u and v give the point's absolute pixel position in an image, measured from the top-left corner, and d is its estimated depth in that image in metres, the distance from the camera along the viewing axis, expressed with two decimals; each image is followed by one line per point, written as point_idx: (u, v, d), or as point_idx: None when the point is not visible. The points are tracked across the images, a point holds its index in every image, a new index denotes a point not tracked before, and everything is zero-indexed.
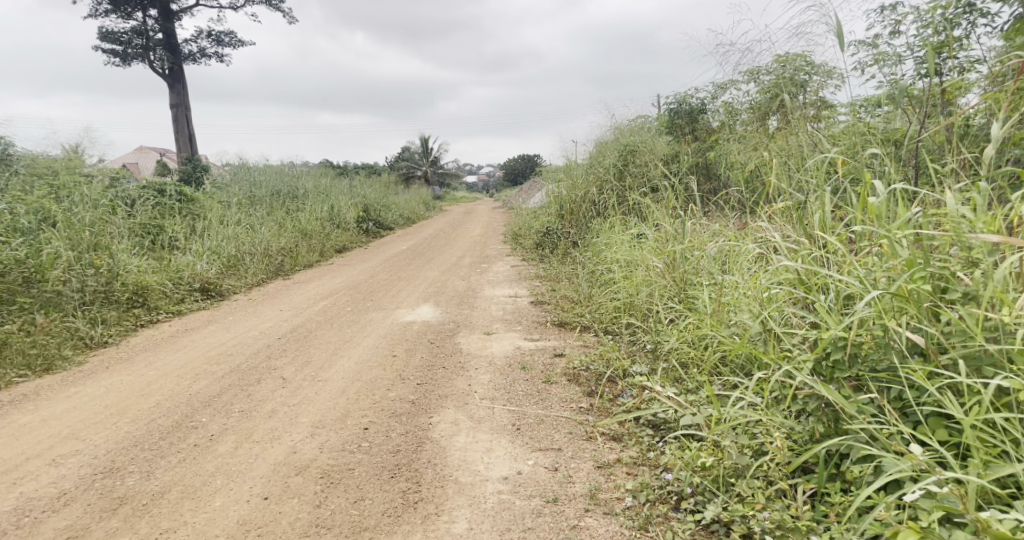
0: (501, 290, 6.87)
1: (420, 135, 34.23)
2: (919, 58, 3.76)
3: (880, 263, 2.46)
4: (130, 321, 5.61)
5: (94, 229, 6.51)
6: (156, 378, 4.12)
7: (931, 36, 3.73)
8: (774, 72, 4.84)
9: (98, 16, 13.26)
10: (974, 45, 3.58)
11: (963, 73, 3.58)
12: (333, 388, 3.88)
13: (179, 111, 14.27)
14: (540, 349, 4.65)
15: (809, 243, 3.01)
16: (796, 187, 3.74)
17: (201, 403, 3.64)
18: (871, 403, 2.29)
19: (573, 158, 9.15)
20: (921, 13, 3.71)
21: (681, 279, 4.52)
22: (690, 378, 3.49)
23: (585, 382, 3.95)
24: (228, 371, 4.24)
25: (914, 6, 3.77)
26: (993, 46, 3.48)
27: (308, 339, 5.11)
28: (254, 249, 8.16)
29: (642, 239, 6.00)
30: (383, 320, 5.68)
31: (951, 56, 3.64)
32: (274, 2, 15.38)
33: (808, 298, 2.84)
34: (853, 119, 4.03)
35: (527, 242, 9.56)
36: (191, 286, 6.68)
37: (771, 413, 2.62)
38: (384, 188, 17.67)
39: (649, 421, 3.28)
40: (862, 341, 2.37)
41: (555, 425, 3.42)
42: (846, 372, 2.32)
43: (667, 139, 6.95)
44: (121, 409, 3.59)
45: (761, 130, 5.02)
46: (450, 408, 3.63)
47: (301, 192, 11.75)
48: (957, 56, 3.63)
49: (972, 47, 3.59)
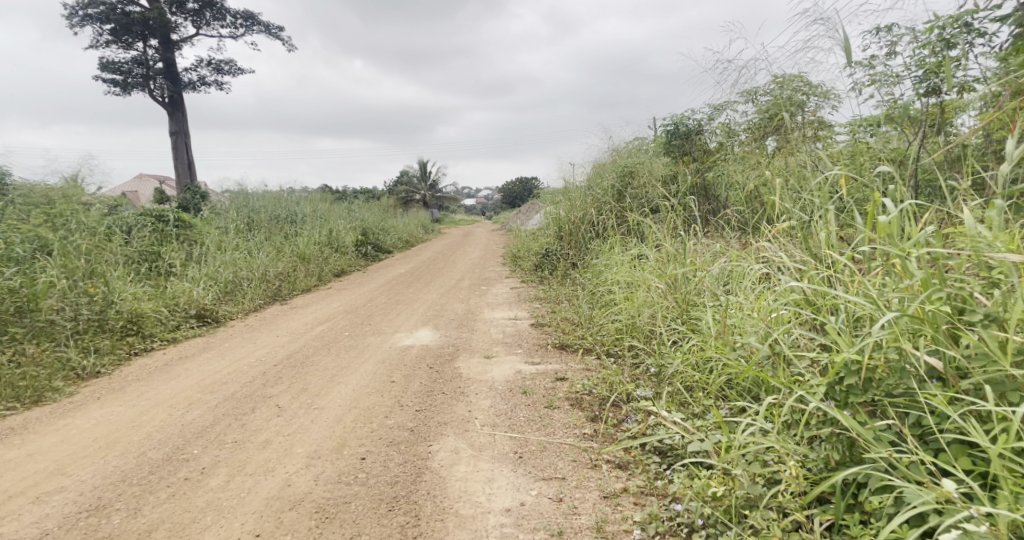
0: (501, 312, 6.77)
1: (419, 160, 34.39)
2: (917, 78, 3.73)
3: (893, 284, 2.38)
4: (123, 350, 5.51)
5: (90, 257, 6.45)
6: (148, 408, 4.01)
7: (928, 57, 3.70)
8: (772, 94, 4.83)
9: (99, 47, 13.37)
10: (972, 65, 3.55)
11: (962, 92, 3.53)
12: (330, 416, 3.77)
13: (178, 139, 14.27)
14: (541, 373, 4.55)
15: (814, 263, 2.94)
16: (798, 206, 3.68)
17: (193, 434, 3.54)
18: (889, 430, 2.19)
19: (571, 180, 9.12)
20: (917, 33, 3.69)
21: (684, 300, 4.43)
22: (696, 403, 3.40)
23: (588, 407, 3.85)
24: (222, 400, 4.13)
25: (911, 27, 3.75)
26: (990, 67, 3.43)
27: (305, 365, 5.01)
28: (252, 274, 8.08)
29: (642, 260, 5.94)
30: (381, 345, 5.58)
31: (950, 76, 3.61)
32: (273, 31, 15.53)
33: (817, 319, 2.77)
34: (853, 139, 3.99)
35: (527, 264, 9.49)
36: (187, 313, 6.58)
37: (783, 439, 2.52)
38: (383, 212, 17.65)
39: (656, 447, 3.18)
40: (876, 365, 2.28)
41: (558, 453, 3.32)
42: (862, 397, 2.23)
43: (665, 160, 6.92)
44: (110, 442, 3.48)
45: (760, 150, 4.98)
46: (450, 436, 3.52)
47: (299, 216, 11.69)
48: (956, 76, 3.60)
49: (970, 67, 3.56)
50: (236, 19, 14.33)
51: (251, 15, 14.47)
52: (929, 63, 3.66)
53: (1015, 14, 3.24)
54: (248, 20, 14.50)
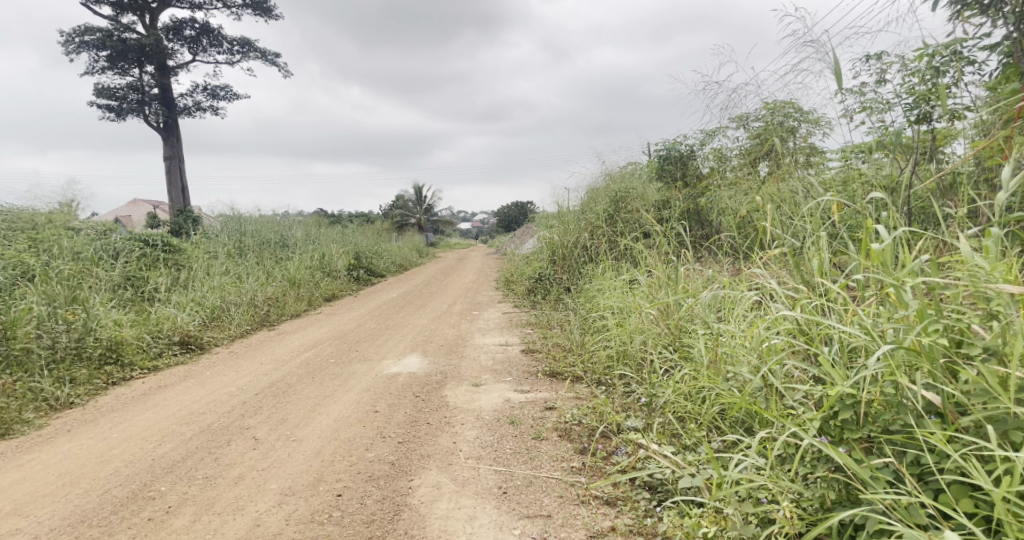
0: (492, 338, 6.64)
1: (414, 184, 34.46)
2: (907, 106, 3.68)
3: (888, 314, 2.28)
4: (101, 379, 5.35)
5: (72, 283, 6.32)
6: (119, 442, 3.86)
7: (917, 85, 3.67)
8: (764, 119, 4.79)
9: (95, 73, 13.37)
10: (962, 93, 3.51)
11: (952, 121, 3.49)
12: (308, 449, 3.63)
13: (173, 164, 14.18)
14: (530, 402, 4.41)
15: (807, 291, 2.84)
16: (791, 232, 3.60)
17: (163, 469, 3.39)
18: (886, 468, 2.08)
19: (565, 204, 9.07)
20: (906, 61, 3.66)
21: (676, 327, 4.32)
22: (688, 435, 3.29)
23: (577, 438, 3.71)
24: (196, 432, 3.98)
25: (900, 56, 3.72)
26: (980, 95, 3.40)
27: (286, 394, 4.86)
28: (239, 299, 7.93)
29: (635, 285, 5.84)
30: (368, 372, 5.44)
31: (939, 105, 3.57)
32: (269, 58, 15.59)
33: (810, 348, 2.67)
34: (844, 165, 3.92)
35: (520, 289, 9.38)
36: (171, 339, 6.42)
37: (776, 476, 2.40)
38: (377, 236, 17.55)
39: (646, 482, 3.06)
40: (872, 399, 2.17)
41: (545, 487, 3.18)
42: (857, 433, 2.12)
43: (658, 186, 6.87)
44: (74, 479, 3.32)
45: (752, 176, 4.92)
46: (432, 470, 3.38)
47: (290, 240, 11.58)
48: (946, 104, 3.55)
49: (959, 95, 3.52)
50: (232, 45, 14.35)
51: (248, 42, 14.51)
52: (918, 91, 3.63)
53: (1004, 42, 3.21)
54: (245, 46, 14.54)
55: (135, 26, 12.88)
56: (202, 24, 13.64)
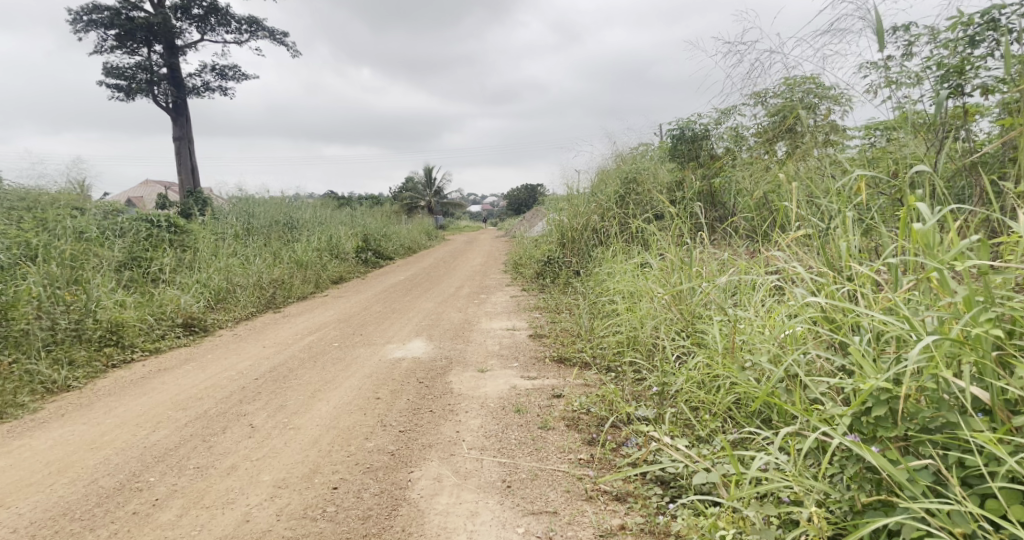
0: (499, 322, 6.48)
1: (424, 167, 34.26)
2: (936, 80, 3.42)
3: (930, 302, 2.10)
4: (100, 362, 5.25)
5: (75, 264, 6.21)
6: (112, 428, 3.73)
7: (947, 58, 3.41)
8: (783, 96, 4.49)
9: (104, 52, 13.21)
10: (997, 65, 3.26)
11: (985, 96, 3.26)
12: (305, 438, 3.49)
13: (183, 144, 14.07)
14: (537, 389, 4.25)
15: (834, 276, 2.66)
16: (814, 214, 3.39)
17: (154, 458, 3.26)
18: (926, 471, 1.91)
19: (574, 186, 8.85)
20: (937, 32, 3.40)
21: (689, 313, 4.14)
22: (702, 426, 3.14)
23: (585, 428, 3.55)
24: (192, 418, 3.86)
25: (929, 26, 3.46)
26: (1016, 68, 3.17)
27: (287, 379, 4.72)
28: (245, 281, 7.80)
29: (646, 268, 5.64)
30: (371, 357, 5.31)
31: (970, 79, 3.33)
32: (278, 37, 15.35)
33: (837, 337, 2.50)
34: (865, 143, 3.67)
35: (528, 272, 9.22)
36: (174, 321, 6.30)
37: (801, 476, 2.23)
38: (386, 218, 17.43)
39: (657, 477, 2.91)
40: (910, 394, 2.00)
41: (551, 481, 3.03)
42: (892, 432, 1.95)
43: (670, 167, 6.63)
44: (62, 467, 3.21)
45: (767, 157, 4.68)
46: (433, 461, 3.23)
47: (298, 222, 11.44)
48: (979, 78, 3.32)
49: (994, 67, 3.27)
50: (241, 25, 14.11)
51: (256, 21, 14.24)
52: (949, 64, 3.37)
53: None
54: (253, 26, 14.29)
55: (143, 4, 12.64)
56: (211, 3, 13.39)
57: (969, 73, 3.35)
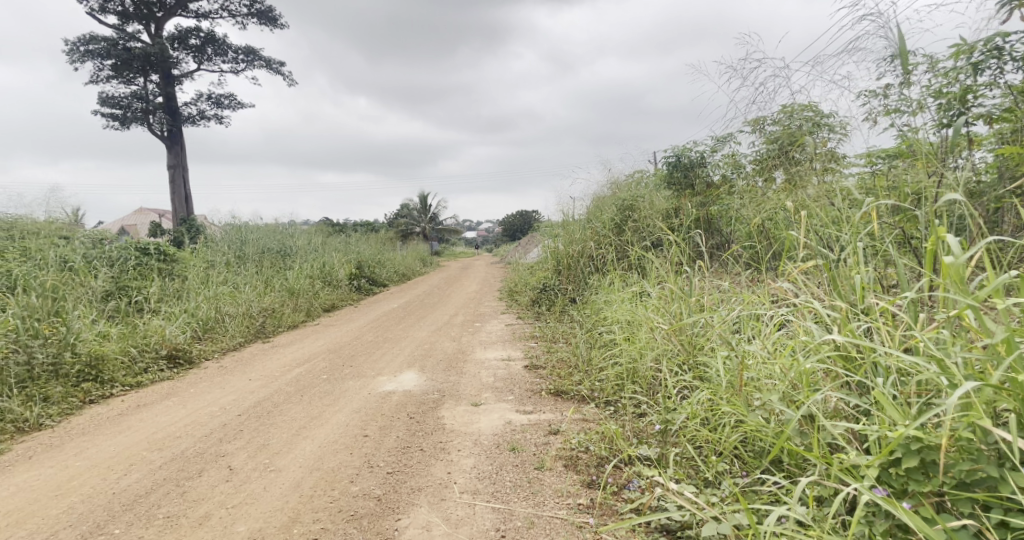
0: (493, 352, 6.27)
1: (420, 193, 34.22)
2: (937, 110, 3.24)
3: (963, 342, 1.95)
4: (77, 398, 5.01)
5: (57, 294, 5.99)
6: (82, 471, 3.51)
7: (946, 86, 3.26)
8: (782, 123, 4.28)
9: (99, 81, 13.15)
10: (1000, 93, 3.15)
11: (986, 125, 3.14)
12: (286, 481, 3.28)
13: (177, 173, 13.94)
14: (533, 425, 4.04)
15: (848, 310, 2.51)
16: (821, 242, 3.22)
17: (123, 506, 3.05)
18: (964, 531, 1.76)
19: (569, 212, 8.69)
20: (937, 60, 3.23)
21: (690, 344, 3.94)
22: (708, 468, 2.94)
23: (584, 469, 3.34)
24: (168, 460, 3.63)
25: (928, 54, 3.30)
26: (1018, 96, 3.07)
27: (271, 415, 4.50)
28: (233, 310, 7.57)
29: (645, 297, 5.46)
30: (360, 390, 5.08)
31: (970, 107, 3.23)
32: (274, 67, 15.34)
33: (855, 377, 2.34)
34: (866, 171, 3.54)
35: (524, 299, 9.02)
36: (157, 353, 6.07)
37: (824, 533, 2.05)
38: (381, 245, 17.23)
39: (663, 525, 2.72)
40: (944, 445, 1.85)
41: (548, 530, 2.82)
42: (926, 487, 1.80)
43: (667, 194, 6.48)
44: (22, 518, 2.99)
45: (765, 186, 4.49)
46: (422, 507, 3.02)
47: (291, 249, 11.24)
48: (978, 106, 3.21)
49: (996, 96, 3.15)
50: (237, 54, 14.08)
51: (253, 51, 14.23)
52: (950, 92, 3.20)
53: None
54: (249, 55, 14.26)
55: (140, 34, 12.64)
56: (207, 33, 13.37)
57: (970, 102, 3.24)
